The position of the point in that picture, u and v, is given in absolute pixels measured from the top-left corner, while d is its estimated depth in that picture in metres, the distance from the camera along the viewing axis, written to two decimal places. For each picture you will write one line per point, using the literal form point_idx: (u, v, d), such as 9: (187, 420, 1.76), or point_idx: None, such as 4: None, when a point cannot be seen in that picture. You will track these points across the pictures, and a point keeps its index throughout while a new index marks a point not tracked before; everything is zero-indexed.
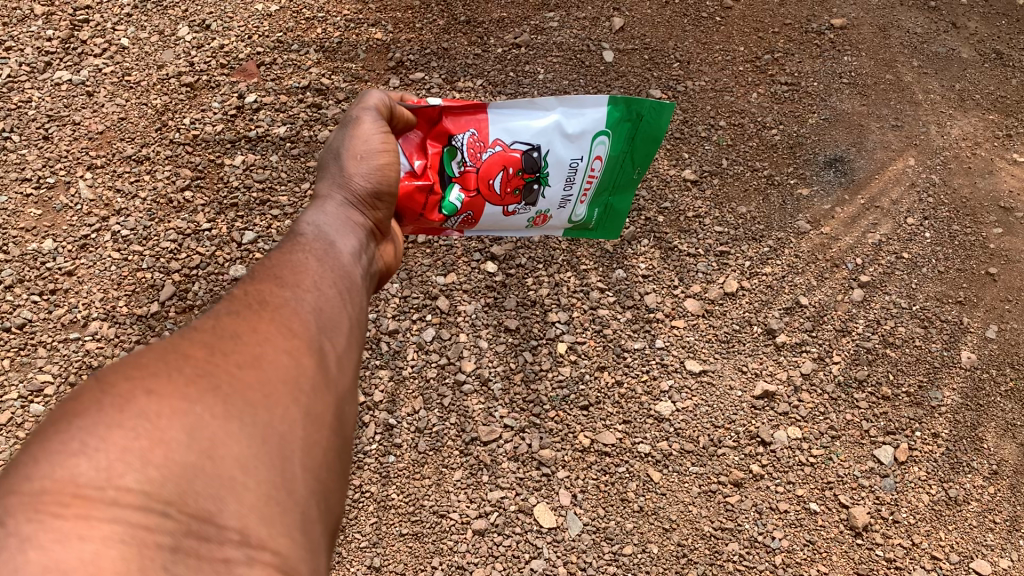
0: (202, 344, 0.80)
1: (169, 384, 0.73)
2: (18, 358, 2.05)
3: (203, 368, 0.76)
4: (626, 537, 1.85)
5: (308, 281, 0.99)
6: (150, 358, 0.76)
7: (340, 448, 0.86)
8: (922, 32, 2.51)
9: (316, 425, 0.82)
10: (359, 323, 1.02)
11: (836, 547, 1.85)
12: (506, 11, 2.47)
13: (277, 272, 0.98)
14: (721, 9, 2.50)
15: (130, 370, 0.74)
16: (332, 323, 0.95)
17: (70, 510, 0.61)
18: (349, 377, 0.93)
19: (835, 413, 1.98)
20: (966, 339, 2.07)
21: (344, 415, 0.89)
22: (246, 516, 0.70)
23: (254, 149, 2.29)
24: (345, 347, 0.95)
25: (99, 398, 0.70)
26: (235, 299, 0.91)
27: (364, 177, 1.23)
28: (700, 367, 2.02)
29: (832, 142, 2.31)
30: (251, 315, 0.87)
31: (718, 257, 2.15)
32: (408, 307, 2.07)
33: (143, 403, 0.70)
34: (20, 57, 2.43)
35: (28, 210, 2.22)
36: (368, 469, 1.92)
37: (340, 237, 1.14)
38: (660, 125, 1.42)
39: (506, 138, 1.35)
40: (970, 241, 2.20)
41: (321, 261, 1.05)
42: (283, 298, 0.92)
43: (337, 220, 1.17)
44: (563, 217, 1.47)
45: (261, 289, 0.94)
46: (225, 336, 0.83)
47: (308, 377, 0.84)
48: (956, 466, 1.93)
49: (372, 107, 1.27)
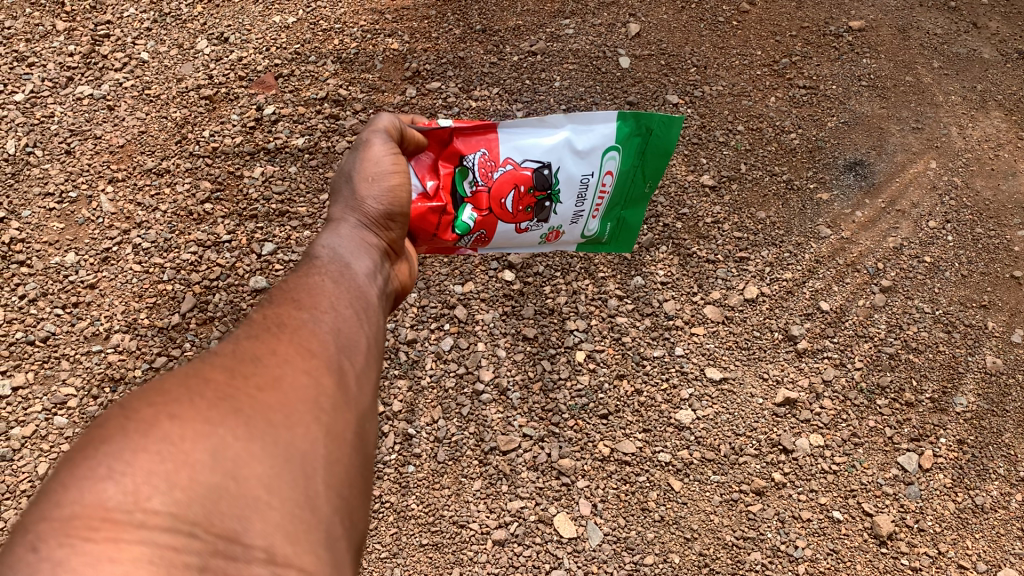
0: (223, 368, 0.81)
1: (192, 408, 0.73)
2: (41, 370, 2.07)
3: (224, 391, 0.77)
4: (647, 546, 1.83)
5: (326, 301, 0.99)
6: (172, 383, 0.77)
7: (362, 465, 0.85)
8: (942, 33, 2.48)
9: (338, 443, 0.82)
10: (377, 341, 1.02)
11: (860, 556, 1.83)
12: (521, 19, 2.48)
13: (294, 294, 0.99)
14: (739, 14, 2.49)
15: (152, 397, 0.74)
16: (351, 342, 0.95)
17: (100, 534, 0.62)
18: (370, 395, 0.93)
19: (857, 419, 1.96)
20: (992, 344, 2.04)
21: (365, 432, 0.89)
22: (272, 534, 0.70)
23: (273, 161, 2.30)
24: (364, 365, 0.95)
25: (122, 424, 0.70)
26: (254, 322, 0.92)
27: (377, 199, 1.23)
28: (720, 374, 2.00)
29: (851, 146, 2.29)
30: (270, 337, 0.88)
31: (737, 263, 2.14)
32: (426, 317, 2.08)
33: (167, 427, 0.70)
34: (43, 72, 2.47)
35: (51, 224, 2.25)
36: (388, 480, 1.92)
37: (355, 257, 1.15)
38: (670, 137, 1.41)
39: (516, 157, 1.35)
40: (993, 244, 2.17)
41: (337, 281, 1.06)
42: (301, 320, 0.93)
43: (351, 240, 1.18)
44: (576, 233, 1.46)
45: (279, 312, 0.94)
46: (245, 359, 0.83)
47: (329, 396, 0.84)
48: (981, 473, 1.90)
49: (382, 130, 1.27)
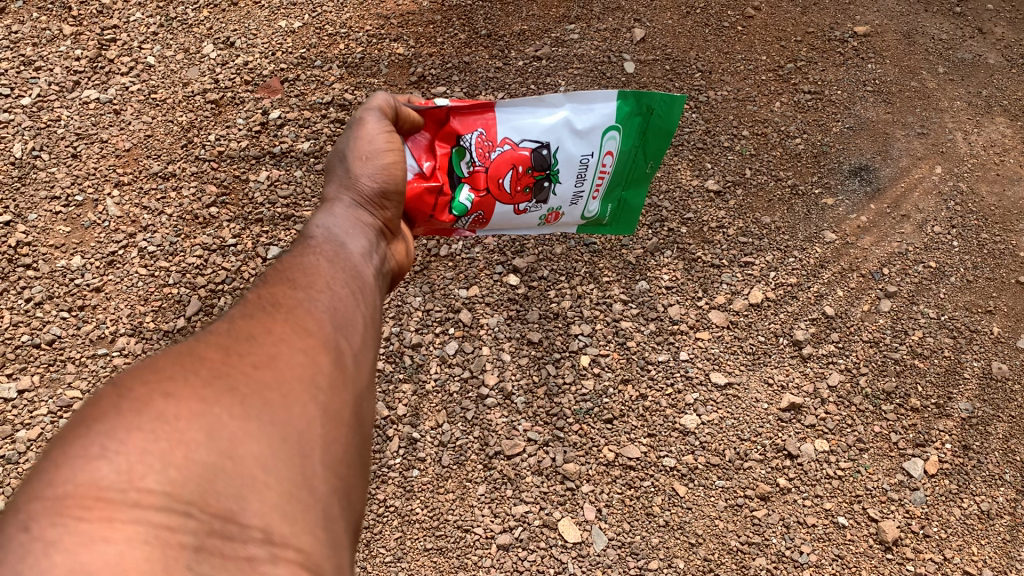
0: (217, 347, 0.81)
1: (186, 387, 0.73)
2: (47, 373, 2.08)
3: (218, 370, 0.77)
4: (651, 551, 1.83)
5: (322, 281, 0.99)
6: (167, 362, 0.77)
7: (359, 445, 0.85)
8: (947, 38, 2.48)
9: (335, 423, 0.82)
10: (375, 323, 1.02)
11: (865, 562, 1.82)
12: (526, 24, 2.48)
13: (290, 274, 0.99)
14: (744, 19, 2.49)
15: (147, 375, 0.74)
16: (348, 322, 0.95)
17: (93, 513, 0.62)
18: (367, 375, 0.93)
19: (862, 425, 1.95)
20: (998, 350, 2.04)
21: (362, 412, 0.89)
22: (269, 515, 0.70)
23: (278, 165, 2.31)
24: (360, 345, 0.95)
25: (116, 402, 0.70)
26: (249, 302, 0.92)
27: (371, 177, 1.25)
28: (725, 379, 2.00)
29: (856, 151, 2.29)
30: (265, 316, 0.88)
31: (742, 268, 2.14)
32: (430, 321, 2.08)
33: (160, 406, 0.71)
34: (50, 76, 2.48)
35: (57, 228, 2.25)
36: (392, 483, 1.92)
37: (350, 236, 1.17)
38: (672, 118, 1.39)
39: (514, 136, 1.35)
40: (999, 250, 2.17)
41: (333, 262, 1.06)
42: (296, 299, 0.93)
43: (346, 220, 1.19)
44: (575, 214, 1.46)
45: (275, 292, 0.94)
46: (240, 338, 0.83)
47: (325, 375, 0.84)
48: (988, 479, 1.90)
49: (376, 108, 1.28)
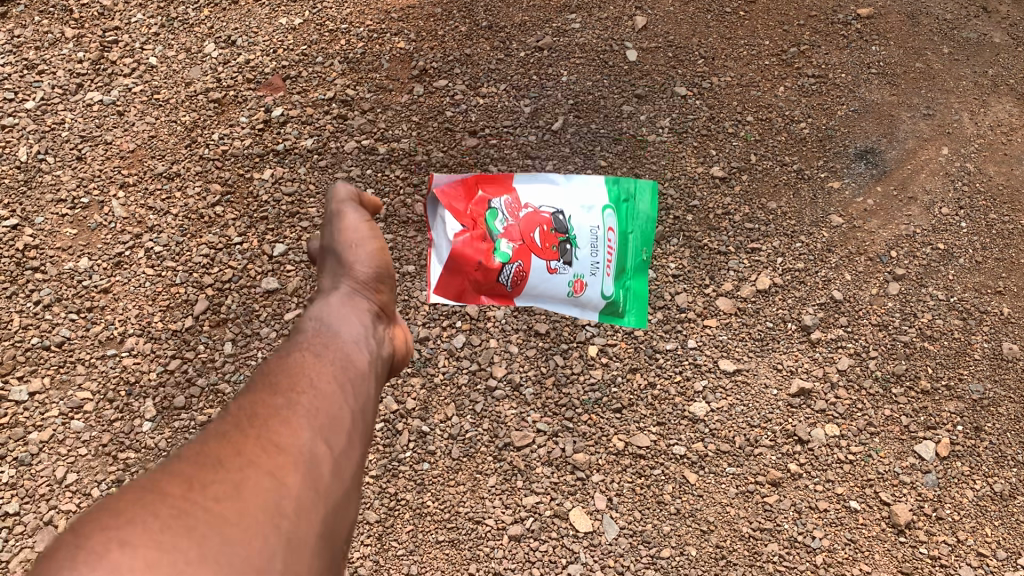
0: (186, 477, 0.91)
1: (151, 527, 0.84)
2: (58, 375, 2.07)
3: (183, 506, 0.87)
4: (664, 539, 1.83)
5: (305, 381, 1.08)
6: (141, 497, 0.88)
7: (320, 562, 0.94)
8: (953, 18, 2.45)
9: (297, 553, 0.91)
10: (360, 419, 1.11)
11: (878, 546, 1.81)
12: (527, 14, 2.47)
13: (275, 377, 1.09)
14: (746, 3, 2.47)
15: (118, 513, 0.85)
16: (330, 423, 1.05)
17: None
18: (340, 477, 1.02)
19: (873, 408, 1.94)
20: (1008, 331, 2.03)
21: (327, 521, 0.98)
22: None
23: (282, 163, 2.31)
24: (339, 445, 1.05)
25: (83, 546, 0.81)
26: (233, 416, 1.03)
27: (364, 264, 1.37)
28: (734, 366, 1.99)
29: (863, 134, 2.28)
30: (243, 435, 0.98)
31: (749, 254, 2.13)
32: (437, 314, 2.07)
33: (123, 545, 0.81)
34: (53, 79, 2.49)
35: (64, 230, 2.25)
36: (403, 477, 1.91)
37: (343, 325, 1.26)
38: None
39: None
40: (1009, 230, 2.16)
41: (320, 355, 1.16)
42: (275, 406, 1.03)
43: (338, 309, 1.29)
44: None
45: (257, 400, 1.04)
46: (208, 465, 0.93)
47: (291, 501, 0.94)
48: (1000, 460, 1.88)
49: (350, 202, 1.45)
